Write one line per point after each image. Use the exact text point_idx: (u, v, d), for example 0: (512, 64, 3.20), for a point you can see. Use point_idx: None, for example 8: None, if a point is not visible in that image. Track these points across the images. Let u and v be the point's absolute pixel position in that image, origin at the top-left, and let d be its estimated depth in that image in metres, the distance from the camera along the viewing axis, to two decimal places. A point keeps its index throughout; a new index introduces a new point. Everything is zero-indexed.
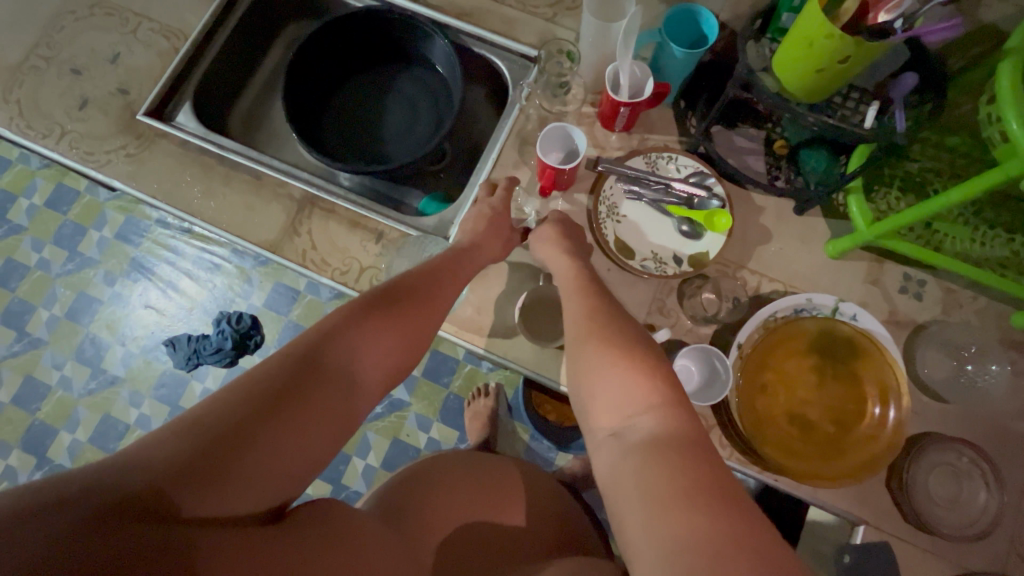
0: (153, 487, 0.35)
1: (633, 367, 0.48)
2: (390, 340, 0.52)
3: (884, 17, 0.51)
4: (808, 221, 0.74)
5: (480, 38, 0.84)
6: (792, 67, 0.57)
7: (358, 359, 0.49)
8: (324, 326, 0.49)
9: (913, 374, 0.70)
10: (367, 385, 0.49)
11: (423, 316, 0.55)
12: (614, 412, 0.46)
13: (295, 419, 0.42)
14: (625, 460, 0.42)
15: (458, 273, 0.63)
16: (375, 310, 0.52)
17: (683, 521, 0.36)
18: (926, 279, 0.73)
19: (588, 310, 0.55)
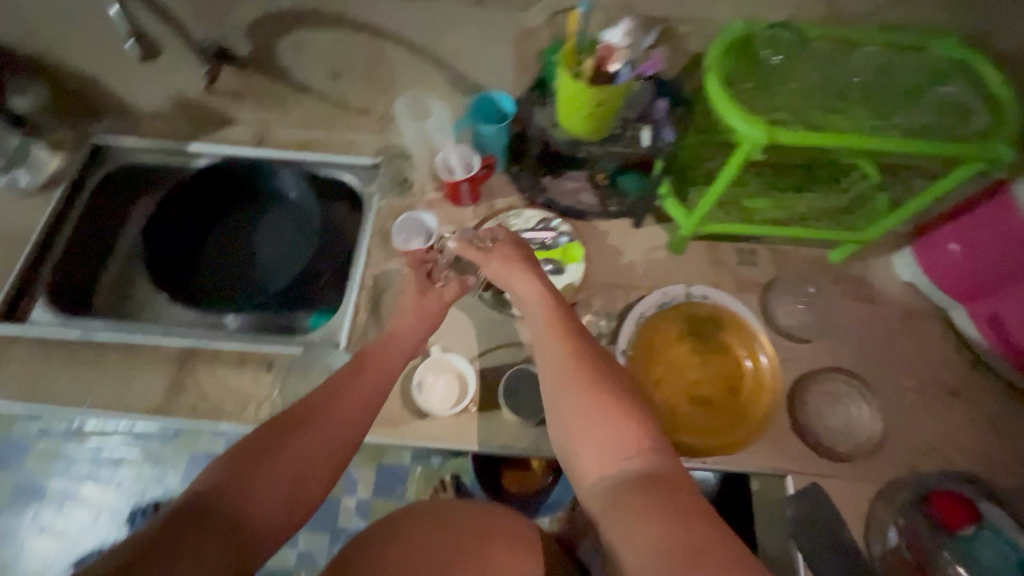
0: None
1: (620, 414, 0.49)
2: (298, 458, 0.48)
3: (614, 66, 0.64)
4: (647, 231, 0.85)
5: (324, 160, 0.91)
6: (570, 117, 0.69)
7: (259, 487, 0.46)
8: (221, 460, 0.47)
9: (776, 327, 0.80)
10: (280, 503, 0.46)
11: (339, 418, 0.51)
12: (603, 461, 0.48)
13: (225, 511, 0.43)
14: (623, 502, 0.44)
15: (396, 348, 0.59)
16: (278, 430, 0.49)
17: (681, 544, 0.40)
18: (754, 247, 0.86)
19: (566, 349, 0.53)
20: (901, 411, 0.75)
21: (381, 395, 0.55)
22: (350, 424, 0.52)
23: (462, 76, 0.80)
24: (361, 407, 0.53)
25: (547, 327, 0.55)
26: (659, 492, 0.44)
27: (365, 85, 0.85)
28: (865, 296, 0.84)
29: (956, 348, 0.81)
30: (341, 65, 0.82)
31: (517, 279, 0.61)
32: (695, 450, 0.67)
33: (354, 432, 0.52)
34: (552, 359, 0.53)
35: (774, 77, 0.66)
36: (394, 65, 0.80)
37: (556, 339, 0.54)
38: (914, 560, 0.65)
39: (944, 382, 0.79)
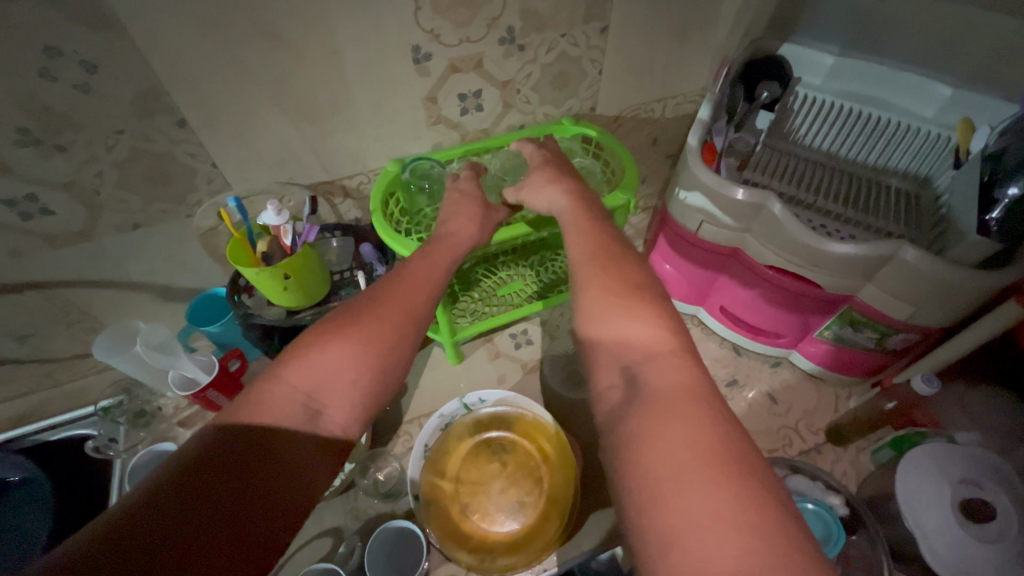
0: (147, 504, 0.34)
1: (632, 310, 0.45)
2: (350, 344, 0.45)
3: (287, 239, 0.66)
4: (423, 354, 0.88)
5: (48, 424, 0.81)
6: (269, 294, 0.68)
7: (326, 375, 0.44)
8: (285, 356, 0.45)
9: (567, 395, 0.84)
10: (339, 400, 0.44)
11: (390, 305, 0.49)
12: (616, 364, 0.43)
13: (279, 408, 0.41)
14: (633, 415, 0.38)
15: (435, 256, 0.58)
16: (337, 326, 0.46)
17: (708, 490, 0.32)
18: (525, 326, 0.91)
19: (589, 252, 0.52)
20: None
21: (432, 287, 0.54)
22: (405, 307, 0.50)
23: (169, 288, 0.78)
24: (409, 301, 0.51)
25: (577, 234, 0.56)
26: (679, 409, 0.36)
27: (66, 334, 0.77)
28: None
29: (717, 343, 0.91)
30: (23, 327, 0.73)
31: (542, 189, 0.63)
32: (516, 565, 0.64)
33: (415, 323, 0.50)
34: (581, 259, 0.52)
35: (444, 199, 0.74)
36: (86, 306, 0.74)
37: (577, 239, 0.55)
38: None
39: (721, 376, 0.87)
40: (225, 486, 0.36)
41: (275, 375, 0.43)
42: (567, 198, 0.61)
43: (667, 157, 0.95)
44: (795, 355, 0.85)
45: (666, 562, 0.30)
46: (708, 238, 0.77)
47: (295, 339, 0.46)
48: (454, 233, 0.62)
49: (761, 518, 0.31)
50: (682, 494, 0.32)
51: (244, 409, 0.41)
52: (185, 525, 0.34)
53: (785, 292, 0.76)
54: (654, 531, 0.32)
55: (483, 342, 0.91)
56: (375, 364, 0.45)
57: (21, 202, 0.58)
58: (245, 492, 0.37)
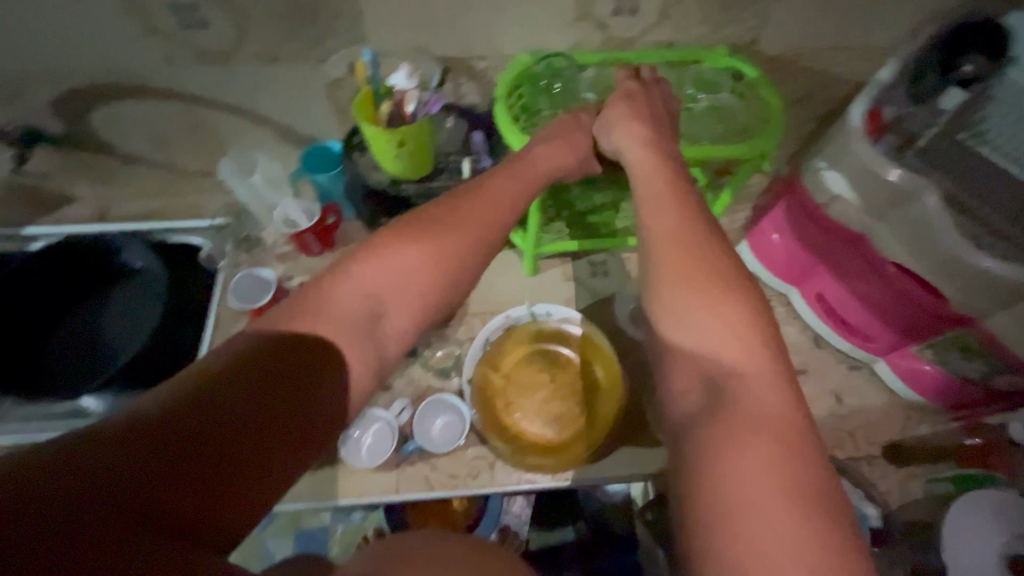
0: (165, 415, 0.36)
1: (718, 307, 0.44)
2: (421, 257, 0.50)
3: (410, 106, 0.67)
4: (502, 256, 0.89)
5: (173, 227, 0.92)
6: (381, 156, 0.70)
7: (387, 286, 0.49)
8: (358, 257, 0.50)
9: (630, 332, 0.83)
10: (399, 310, 0.50)
11: (460, 222, 0.53)
12: (694, 367, 0.44)
13: (340, 306, 0.47)
14: (715, 422, 0.39)
15: (502, 175, 0.58)
16: (400, 236, 0.51)
17: (785, 518, 0.33)
18: (606, 258, 0.90)
19: (673, 231, 0.49)
20: None
21: None
22: (482, 223, 0.53)
23: (288, 130, 0.82)
24: (475, 221, 0.53)
25: (654, 193, 0.53)
26: (760, 430, 0.37)
27: (195, 150, 0.84)
28: None
29: (798, 329, 0.86)
30: (162, 132, 0.80)
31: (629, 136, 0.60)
32: (547, 467, 0.69)
33: (478, 240, 0.53)
34: (656, 237, 0.50)
35: (567, 104, 0.71)
36: (215, 127, 0.80)
37: (649, 198, 0.53)
38: None
39: (790, 363, 0.83)
40: (237, 410, 0.39)
41: (336, 280, 0.48)
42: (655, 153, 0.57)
43: (813, 120, 0.85)
44: (880, 365, 0.79)
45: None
46: (837, 218, 0.71)
47: (356, 249, 0.51)
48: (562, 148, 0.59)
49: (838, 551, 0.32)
50: (755, 516, 0.34)
51: (276, 341, 0.44)
52: (190, 438, 0.36)
53: (894, 294, 0.70)
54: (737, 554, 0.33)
55: (561, 261, 0.90)
56: (432, 282, 0.51)
57: (184, 9, 0.62)
58: (253, 423, 0.39)
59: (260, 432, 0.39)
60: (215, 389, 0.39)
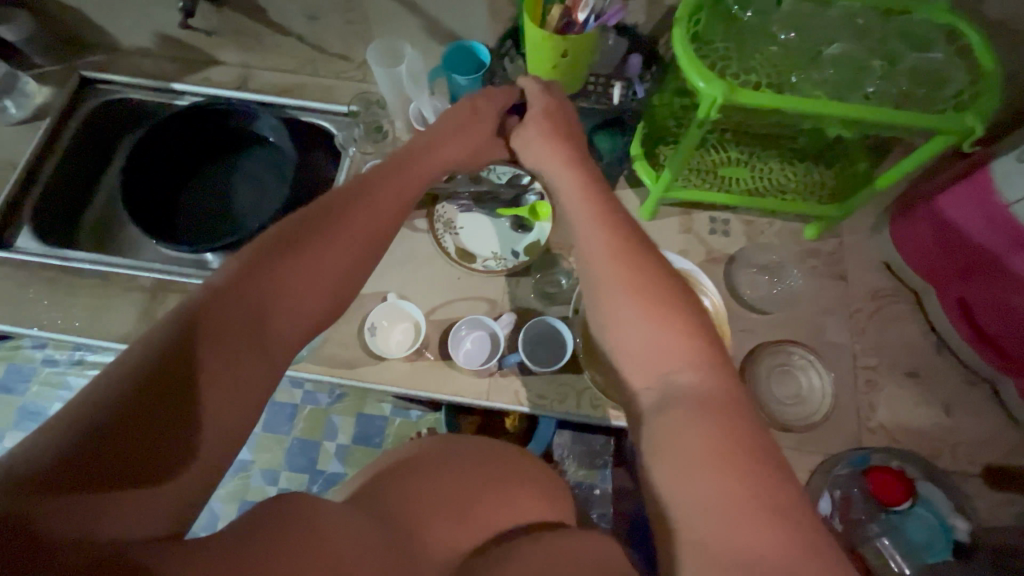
0: (80, 443, 0.33)
1: (657, 316, 0.45)
2: (314, 266, 0.46)
3: (582, 15, 0.63)
4: (620, 194, 0.86)
5: (304, 107, 0.93)
6: (539, 65, 0.68)
7: (289, 291, 0.45)
8: (237, 268, 0.43)
9: (738, 297, 0.80)
10: (308, 311, 0.46)
11: (344, 236, 0.48)
12: (649, 369, 0.45)
13: (251, 300, 0.42)
14: (666, 415, 0.42)
15: (412, 172, 0.57)
16: (288, 241, 0.46)
17: (727, 482, 0.36)
18: (728, 217, 0.85)
19: (610, 241, 0.50)
20: (854, 390, 0.76)
21: None
22: (368, 235, 0.50)
23: (435, 23, 0.79)
24: (365, 226, 0.50)
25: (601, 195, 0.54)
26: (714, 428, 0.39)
27: (340, 30, 0.84)
28: (836, 273, 0.83)
29: (920, 329, 0.80)
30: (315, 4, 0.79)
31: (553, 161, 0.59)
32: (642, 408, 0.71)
33: (364, 251, 0.50)
34: (602, 258, 0.49)
35: (745, 38, 0.65)
36: (367, 8, 0.78)
37: (582, 200, 0.54)
38: (842, 529, 0.68)
39: (903, 363, 0.78)
40: (156, 430, 0.36)
41: (222, 290, 0.42)
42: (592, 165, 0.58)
43: (1012, 104, 0.73)
44: (1005, 386, 0.74)
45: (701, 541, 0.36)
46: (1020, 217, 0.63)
47: (237, 259, 0.45)
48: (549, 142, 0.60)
49: (788, 508, 0.36)
50: (701, 488, 0.37)
51: (172, 342, 0.38)
52: (123, 450, 0.34)
53: None
54: (688, 527, 0.37)
55: (680, 211, 0.86)
56: (337, 270, 0.47)
57: None
58: (178, 434, 0.37)
59: (198, 429, 0.37)
60: (122, 417, 0.35)
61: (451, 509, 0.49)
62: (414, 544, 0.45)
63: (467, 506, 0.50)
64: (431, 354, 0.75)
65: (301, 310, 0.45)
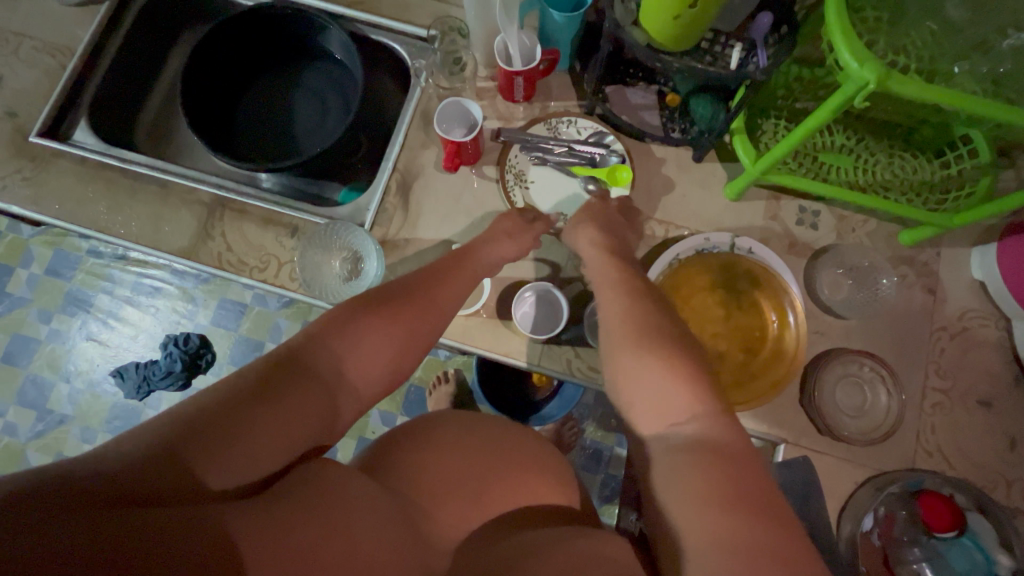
0: (160, 455, 0.36)
1: (658, 360, 0.49)
2: (388, 328, 0.50)
3: None
4: (707, 168, 0.79)
5: (375, 23, 0.85)
6: (652, 14, 0.60)
7: (361, 347, 0.48)
8: (325, 322, 0.49)
9: (814, 297, 0.76)
10: (377, 365, 0.49)
11: (421, 305, 0.54)
12: (652, 414, 0.48)
13: (328, 349, 0.47)
14: (665, 462, 0.44)
15: (470, 260, 0.63)
16: (365, 309, 0.50)
17: (721, 518, 0.38)
18: (820, 209, 0.79)
19: (625, 301, 0.56)
20: (919, 410, 0.73)
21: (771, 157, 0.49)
22: (439, 310, 0.55)
23: None
24: (430, 301, 0.55)
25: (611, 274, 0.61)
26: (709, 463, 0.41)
27: None
28: (926, 286, 0.77)
29: (1004, 358, 0.75)
30: None
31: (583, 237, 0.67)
32: None
33: (427, 323, 0.53)
34: (615, 318, 0.55)
35: (905, 12, 0.55)
36: None
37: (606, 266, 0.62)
38: (880, 544, 0.67)
39: (978, 390, 0.74)
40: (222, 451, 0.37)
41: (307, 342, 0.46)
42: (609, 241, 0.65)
43: None
44: None
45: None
46: None
47: (324, 316, 0.49)
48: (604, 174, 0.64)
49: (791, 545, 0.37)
50: (696, 522, 0.39)
51: (255, 377, 0.42)
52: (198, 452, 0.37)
53: None
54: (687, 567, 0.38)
55: (769, 195, 0.79)
56: (410, 328, 0.52)
57: None
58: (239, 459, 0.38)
59: (261, 454, 0.39)
60: (195, 435, 0.37)
61: (468, 491, 0.47)
62: (426, 529, 0.44)
63: (482, 492, 0.47)
64: (488, 313, 0.73)
65: (371, 361, 0.49)
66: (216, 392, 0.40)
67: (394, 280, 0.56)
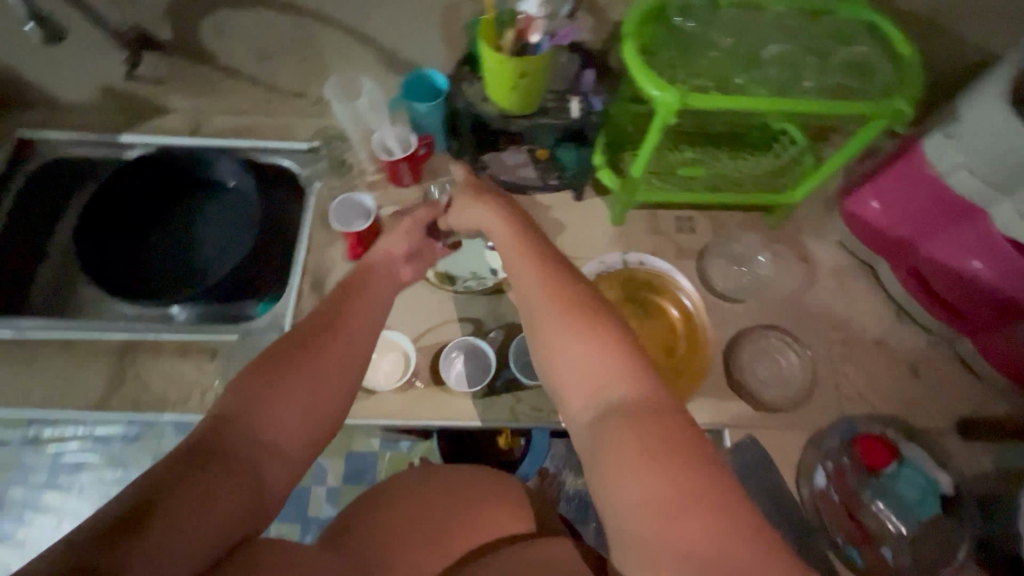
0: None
1: (587, 330, 0.48)
2: (300, 385, 0.46)
3: (535, 36, 0.65)
4: (588, 203, 0.88)
5: (263, 147, 0.92)
6: (496, 87, 0.69)
7: (273, 414, 0.44)
8: (228, 397, 0.45)
9: (712, 289, 0.84)
10: (296, 426, 0.45)
11: (338, 346, 0.50)
12: (581, 387, 0.47)
13: (236, 426, 0.43)
14: (602, 444, 0.43)
15: (381, 284, 0.58)
16: (272, 366, 0.47)
17: (668, 481, 0.40)
18: (692, 214, 0.89)
19: (540, 273, 0.52)
20: (829, 364, 0.80)
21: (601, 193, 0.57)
22: (358, 345, 0.51)
23: (392, 53, 0.80)
24: (346, 340, 0.51)
25: (513, 245, 0.55)
26: (635, 425, 0.43)
27: (296, 67, 0.84)
28: (799, 256, 0.88)
29: (881, 300, 0.85)
30: (271, 48, 0.80)
31: (479, 216, 0.60)
32: None
33: (349, 363, 0.50)
34: (535, 289, 0.51)
35: (690, 47, 0.68)
36: (323, 44, 0.78)
37: (509, 236, 0.56)
38: (840, 499, 0.70)
39: (870, 331, 0.83)
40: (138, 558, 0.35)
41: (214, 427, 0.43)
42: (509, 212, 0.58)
43: (932, 83, 0.80)
44: (963, 342, 0.80)
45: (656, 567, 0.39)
46: (952, 186, 0.69)
47: (227, 392, 0.46)
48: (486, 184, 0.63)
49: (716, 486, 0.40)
50: (633, 482, 0.40)
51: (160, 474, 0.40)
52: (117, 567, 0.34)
53: (999, 273, 0.69)
54: (636, 537, 0.39)
55: (647, 213, 0.89)
56: (327, 377, 0.48)
57: None
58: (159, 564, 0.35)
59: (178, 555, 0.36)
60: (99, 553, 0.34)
61: (428, 533, 0.50)
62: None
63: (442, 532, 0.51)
64: (422, 382, 0.75)
65: (290, 423, 0.45)
66: (118, 505, 0.37)
67: (301, 324, 0.51)
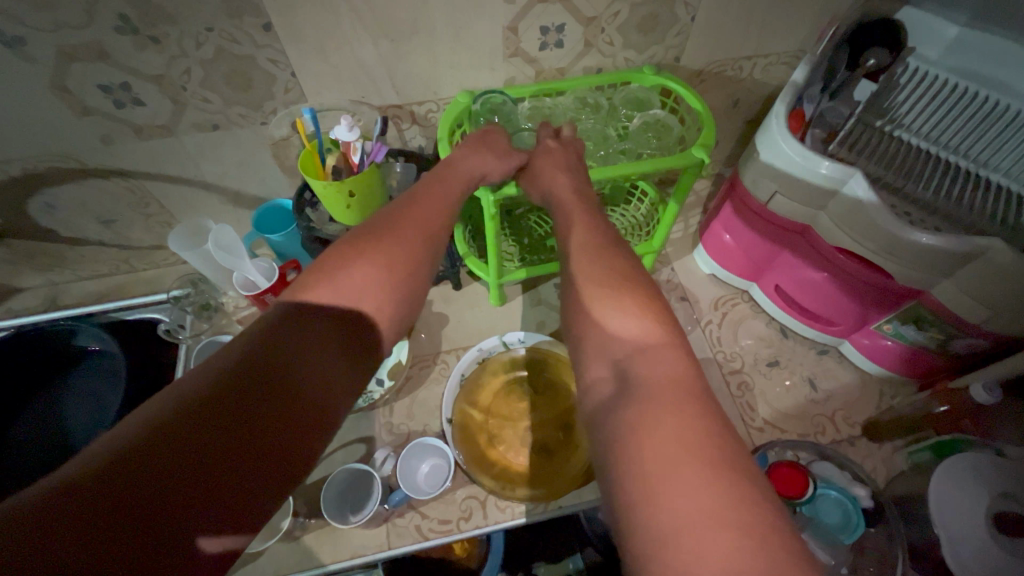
0: (151, 441, 0.31)
1: (620, 298, 0.45)
2: (381, 270, 0.45)
3: (355, 157, 0.67)
4: (468, 291, 0.90)
5: (129, 306, 0.88)
6: (335, 208, 0.68)
7: (355, 299, 0.44)
8: (309, 277, 0.44)
9: None
10: (373, 321, 0.44)
11: (413, 233, 0.49)
12: (603, 352, 0.43)
13: (320, 306, 0.42)
14: (620, 406, 0.37)
15: (453, 182, 0.57)
16: (355, 244, 0.46)
17: (708, 484, 0.31)
18: None
19: (585, 236, 0.53)
20: (729, 395, 0.81)
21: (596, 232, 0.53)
22: (429, 234, 0.51)
23: (238, 193, 0.81)
24: (429, 226, 0.51)
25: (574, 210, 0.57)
26: (672, 409, 0.35)
27: (143, 224, 0.83)
28: (679, 295, 0.90)
29: (763, 321, 0.88)
30: (109, 213, 0.79)
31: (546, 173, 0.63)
32: (543, 497, 0.66)
33: (429, 246, 0.50)
34: (573, 246, 0.52)
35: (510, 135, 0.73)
36: (164, 200, 0.79)
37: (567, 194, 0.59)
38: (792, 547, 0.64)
39: (762, 355, 0.85)
40: (218, 446, 0.33)
41: (299, 297, 0.43)
42: (565, 175, 0.61)
43: (746, 123, 0.88)
44: (846, 346, 0.82)
45: (655, 555, 0.30)
46: (779, 212, 0.73)
47: (314, 263, 0.45)
48: (458, 163, 0.59)
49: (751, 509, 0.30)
50: (664, 489, 0.31)
51: (251, 347, 0.38)
52: (199, 436, 0.32)
53: (848, 276, 0.72)
54: (662, 534, 0.30)
55: (526, 287, 0.91)
56: (404, 262, 0.47)
57: (116, 90, 0.61)
58: (234, 455, 0.33)
59: (257, 439, 0.34)
60: (186, 423, 0.32)
61: None
62: None
63: None
64: (315, 521, 0.69)
65: (365, 313, 0.44)
66: (214, 367, 0.37)
67: (373, 216, 0.51)
